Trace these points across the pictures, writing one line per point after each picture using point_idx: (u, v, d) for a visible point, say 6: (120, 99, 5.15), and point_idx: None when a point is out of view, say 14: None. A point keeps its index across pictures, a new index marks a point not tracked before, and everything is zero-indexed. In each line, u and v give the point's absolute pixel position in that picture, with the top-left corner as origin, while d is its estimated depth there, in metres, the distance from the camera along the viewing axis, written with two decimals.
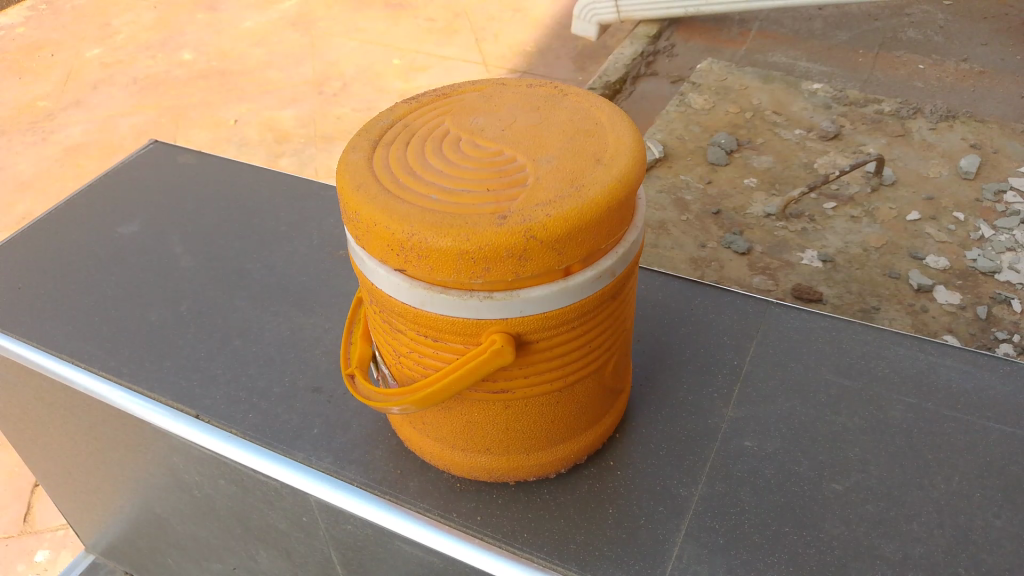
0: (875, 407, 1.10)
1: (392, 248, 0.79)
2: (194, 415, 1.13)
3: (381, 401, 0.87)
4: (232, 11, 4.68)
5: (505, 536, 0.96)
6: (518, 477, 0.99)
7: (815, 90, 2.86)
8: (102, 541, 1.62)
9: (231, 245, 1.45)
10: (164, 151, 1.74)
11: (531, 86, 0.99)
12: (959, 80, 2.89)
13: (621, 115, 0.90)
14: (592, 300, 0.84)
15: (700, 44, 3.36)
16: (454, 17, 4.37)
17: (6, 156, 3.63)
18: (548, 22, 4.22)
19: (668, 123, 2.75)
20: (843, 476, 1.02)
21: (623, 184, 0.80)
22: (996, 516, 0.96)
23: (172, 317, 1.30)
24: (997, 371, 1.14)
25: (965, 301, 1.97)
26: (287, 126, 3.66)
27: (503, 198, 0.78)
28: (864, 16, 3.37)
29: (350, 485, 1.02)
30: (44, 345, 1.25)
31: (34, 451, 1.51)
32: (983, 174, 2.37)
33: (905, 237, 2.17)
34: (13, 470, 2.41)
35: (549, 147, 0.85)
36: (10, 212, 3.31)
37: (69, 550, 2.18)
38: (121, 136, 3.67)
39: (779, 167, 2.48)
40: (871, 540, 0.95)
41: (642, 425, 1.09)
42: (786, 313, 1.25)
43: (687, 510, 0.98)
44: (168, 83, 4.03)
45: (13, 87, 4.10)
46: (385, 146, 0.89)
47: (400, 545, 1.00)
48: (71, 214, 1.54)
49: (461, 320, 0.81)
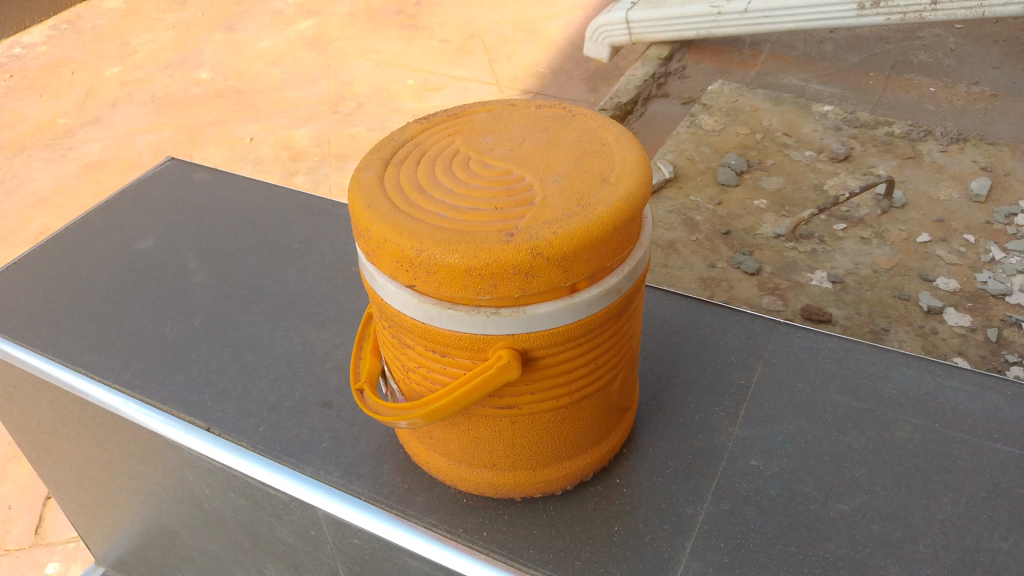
0: (882, 427, 1.10)
1: (401, 265, 0.80)
2: (205, 428, 1.15)
3: (389, 415, 0.88)
4: (249, 32, 4.76)
5: (510, 552, 0.96)
6: (522, 493, 1.00)
7: (826, 111, 2.87)
8: (113, 553, 1.63)
9: (245, 261, 1.47)
10: (181, 167, 1.78)
11: (541, 107, 1.01)
12: (970, 102, 2.90)
13: (628, 135, 0.92)
14: (598, 317, 0.85)
15: (711, 65, 3.38)
16: (468, 38, 4.42)
17: (26, 172, 3.70)
18: (562, 44, 4.27)
19: (679, 143, 2.77)
20: (850, 496, 1.02)
21: (629, 203, 0.81)
22: (1003, 538, 0.96)
23: (186, 332, 1.32)
24: (1004, 393, 1.14)
25: (976, 324, 1.96)
26: (302, 145, 3.71)
27: (511, 217, 0.80)
28: (875, 39, 3.38)
29: (358, 499, 1.03)
30: (61, 357, 1.28)
31: (46, 464, 1.53)
32: (994, 197, 2.37)
33: (914, 258, 2.17)
34: (26, 481, 2.43)
35: (557, 166, 0.87)
36: (29, 227, 3.37)
37: (79, 562, 2.20)
38: (138, 153, 3.74)
39: (789, 188, 2.49)
40: (876, 561, 0.94)
41: (649, 443, 1.09)
42: (793, 332, 1.25)
43: (692, 528, 0.98)
44: (186, 101, 4.11)
45: (35, 104, 4.19)
46: (396, 164, 0.90)
47: (406, 560, 1.01)
48: (88, 229, 1.57)
49: (469, 336, 0.83)
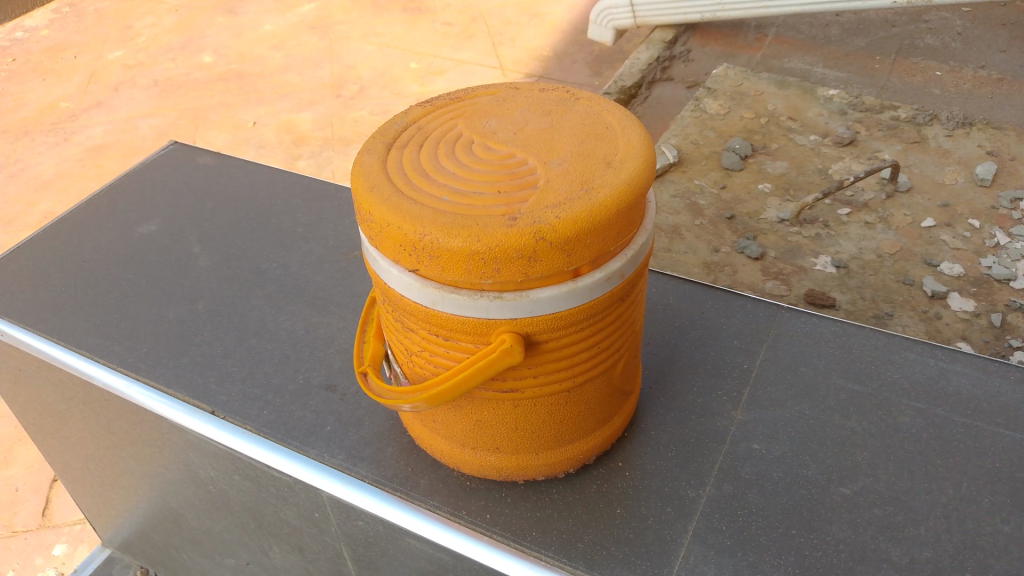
0: (884, 411, 1.10)
1: (404, 249, 0.80)
2: (210, 411, 1.16)
3: (393, 398, 0.88)
4: (251, 15, 4.72)
5: (513, 535, 0.97)
6: (525, 476, 1.00)
7: (831, 95, 2.84)
8: (119, 535, 1.65)
9: (249, 245, 1.47)
10: (183, 151, 1.77)
11: (544, 90, 1.00)
12: (976, 87, 2.87)
13: (632, 119, 0.91)
14: (601, 302, 0.85)
15: (716, 49, 3.36)
16: (471, 21, 4.39)
17: (29, 156, 3.70)
18: (565, 27, 4.24)
19: (683, 127, 2.75)
20: (852, 480, 1.02)
21: (633, 188, 0.81)
22: (1004, 522, 0.96)
23: (190, 316, 1.32)
24: (1007, 378, 1.14)
25: (980, 309, 1.96)
26: (305, 129, 3.70)
27: (514, 200, 0.80)
28: (881, 22, 3.35)
29: (362, 482, 1.04)
30: (66, 341, 1.28)
31: (53, 446, 1.54)
32: (999, 181, 2.35)
33: (919, 243, 2.16)
34: (32, 464, 2.45)
35: (560, 150, 0.86)
36: (32, 211, 3.37)
37: (86, 544, 2.22)
38: (141, 137, 3.73)
39: (793, 172, 2.48)
40: (878, 544, 0.95)
41: (651, 426, 1.10)
42: (796, 317, 1.25)
43: (694, 511, 0.99)
44: (188, 85, 4.09)
45: (38, 88, 4.18)
46: (398, 148, 0.90)
47: (409, 542, 1.02)
48: (92, 213, 1.57)
49: (471, 320, 0.83)
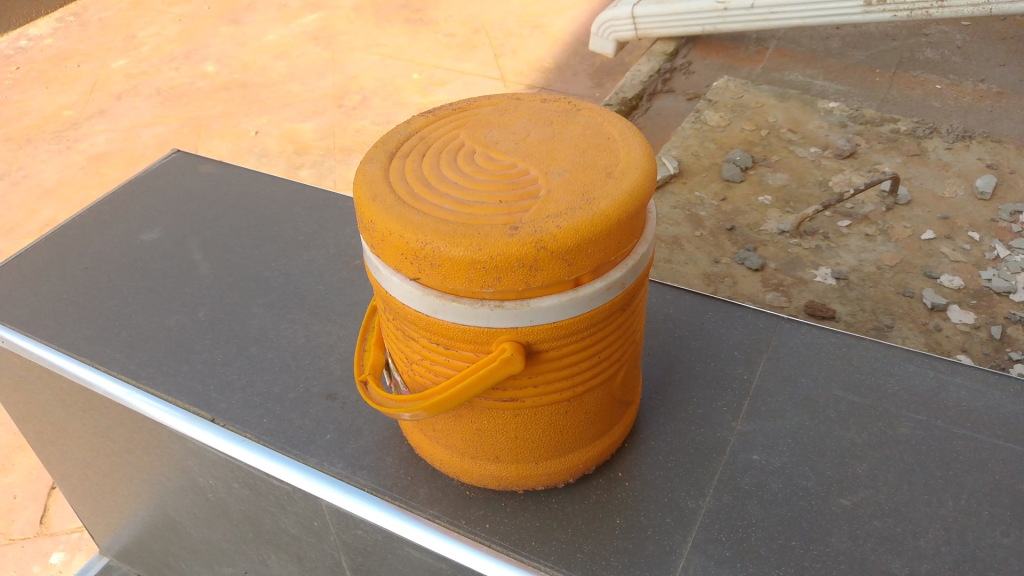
0: (884, 423, 1.10)
1: (406, 257, 0.81)
2: (210, 419, 1.16)
3: (393, 406, 0.88)
4: (255, 25, 4.76)
5: (512, 544, 0.97)
6: (525, 486, 1.00)
7: (831, 108, 2.86)
8: (117, 544, 1.65)
9: (250, 253, 1.48)
10: (186, 159, 1.78)
11: (546, 101, 1.01)
12: (976, 100, 2.89)
13: (633, 129, 0.92)
14: (601, 311, 0.85)
15: (717, 61, 3.38)
16: (473, 32, 4.42)
17: (32, 164, 3.71)
18: (567, 39, 4.26)
19: (684, 139, 2.77)
20: (852, 491, 1.02)
21: (633, 198, 0.81)
22: (1003, 534, 0.96)
23: (192, 323, 1.33)
24: (1007, 390, 1.14)
25: (980, 321, 1.96)
26: (307, 139, 3.71)
27: (516, 210, 0.80)
28: (882, 35, 3.37)
29: (362, 491, 1.04)
30: (67, 348, 1.28)
31: (52, 454, 1.54)
32: (999, 194, 2.36)
33: (918, 255, 2.16)
34: (30, 472, 2.44)
35: (561, 160, 0.87)
36: (35, 219, 3.38)
37: (83, 553, 2.21)
38: (143, 145, 3.74)
39: (793, 184, 2.49)
40: (878, 556, 0.95)
41: (651, 437, 1.10)
42: (796, 328, 1.26)
43: (694, 521, 0.99)
44: (191, 94, 4.11)
45: (41, 96, 4.20)
46: (400, 157, 0.91)
47: (408, 551, 1.02)
48: (93, 220, 1.58)
49: (472, 329, 0.83)
